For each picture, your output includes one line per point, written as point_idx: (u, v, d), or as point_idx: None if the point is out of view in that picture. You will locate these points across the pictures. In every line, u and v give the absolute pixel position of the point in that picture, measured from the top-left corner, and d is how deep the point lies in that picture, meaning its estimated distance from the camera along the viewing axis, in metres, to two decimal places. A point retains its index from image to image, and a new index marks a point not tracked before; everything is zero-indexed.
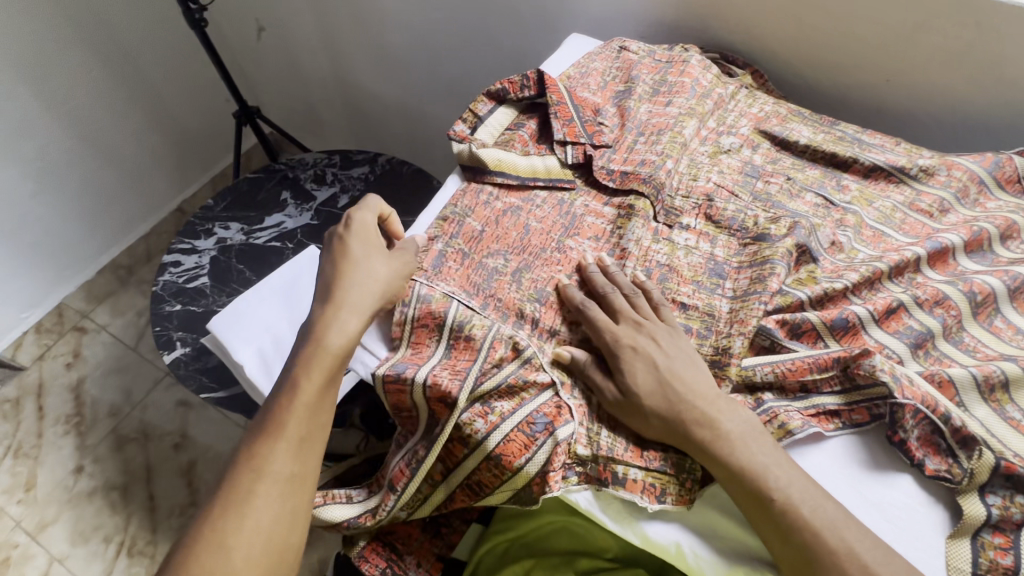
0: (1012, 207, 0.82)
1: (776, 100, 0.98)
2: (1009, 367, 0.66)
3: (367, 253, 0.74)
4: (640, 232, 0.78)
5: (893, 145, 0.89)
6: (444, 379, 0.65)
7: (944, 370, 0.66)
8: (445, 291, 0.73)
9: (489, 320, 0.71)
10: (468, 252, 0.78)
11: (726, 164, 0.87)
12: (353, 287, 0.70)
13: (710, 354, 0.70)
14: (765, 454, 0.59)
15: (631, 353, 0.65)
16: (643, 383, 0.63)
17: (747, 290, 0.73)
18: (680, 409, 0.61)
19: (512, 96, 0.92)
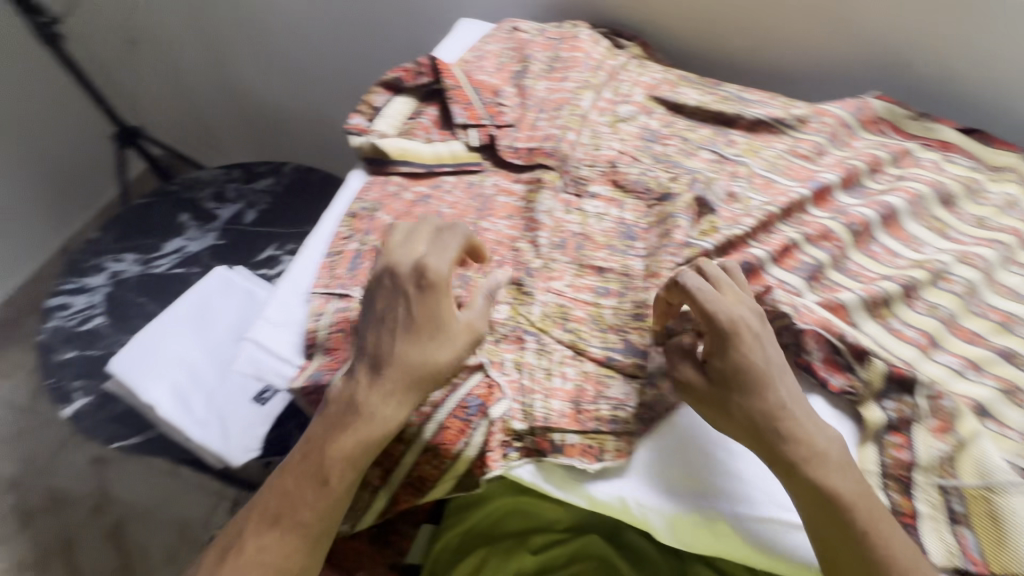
0: (877, 144, 0.91)
1: (664, 68, 1.02)
2: (888, 287, 0.73)
3: (438, 311, 0.60)
4: (551, 204, 0.80)
5: (771, 99, 0.96)
6: None
7: (836, 296, 0.72)
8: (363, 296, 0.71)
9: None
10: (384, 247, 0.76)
11: (626, 131, 0.90)
12: (412, 352, 0.59)
13: (632, 309, 0.72)
14: (846, 484, 0.57)
15: (741, 367, 0.60)
16: (749, 391, 0.59)
17: (658, 245, 0.76)
18: (784, 434, 0.58)
19: (409, 85, 0.90)
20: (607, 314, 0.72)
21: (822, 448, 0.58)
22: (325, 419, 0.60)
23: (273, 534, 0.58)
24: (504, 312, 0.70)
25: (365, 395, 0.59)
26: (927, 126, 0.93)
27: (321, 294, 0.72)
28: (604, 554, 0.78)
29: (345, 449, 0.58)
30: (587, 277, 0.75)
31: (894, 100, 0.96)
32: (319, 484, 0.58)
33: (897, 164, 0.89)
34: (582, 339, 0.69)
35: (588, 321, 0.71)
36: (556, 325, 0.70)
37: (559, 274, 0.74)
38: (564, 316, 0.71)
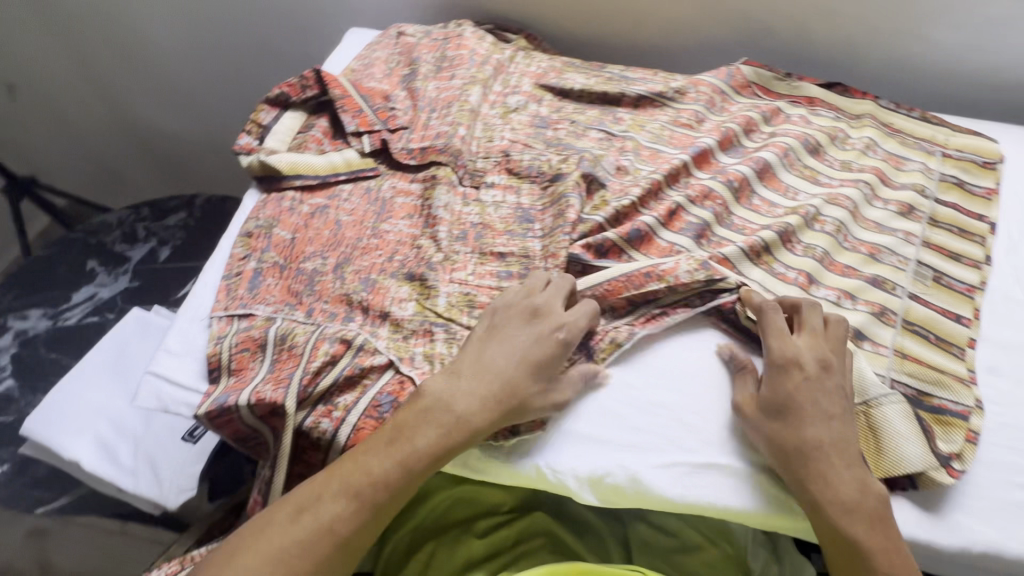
0: (751, 107, 0.98)
1: (551, 56, 1.06)
2: (766, 235, 0.79)
3: (557, 363, 0.66)
4: (449, 199, 0.83)
5: (652, 75, 1.02)
6: (268, 392, 0.64)
7: (720, 251, 0.77)
8: (266, 313, 0.72)
9: (313, 324, 0.71)
10: (284, 263, 0.77)
11: (517, 121, 0.94)
12: (515, 397, 0.63)
13: None
14: (869, 534, 0.57)
15: (802, 403, 0.61)
16: (808, 423, 0.61)
17: (553, 226, 0.79)
18: (824, 473, 0.59)
19: (296, 99, 0.90)
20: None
21: (857, 499, 0.58)
22: (416, 420, 0.61)
23: (344, 504, 0.58)
24: (411, 309, 0.73)
25: (463, 422, 0.61)
26: (793, 84, 1.01)
27: (223, 317, 0.72)
28: (550, 529, 0.78)
29: (430, 448, 0.60)
30: (489, 263, 0.77)
31: (762, 64, 1.03)
32: (403, 471, 0.59)
33: (768, 122, 0.96)
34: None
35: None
36: (463, 312, 0.73)
37: (462, 264, 0.77)
38: (469, 304, 0.73)
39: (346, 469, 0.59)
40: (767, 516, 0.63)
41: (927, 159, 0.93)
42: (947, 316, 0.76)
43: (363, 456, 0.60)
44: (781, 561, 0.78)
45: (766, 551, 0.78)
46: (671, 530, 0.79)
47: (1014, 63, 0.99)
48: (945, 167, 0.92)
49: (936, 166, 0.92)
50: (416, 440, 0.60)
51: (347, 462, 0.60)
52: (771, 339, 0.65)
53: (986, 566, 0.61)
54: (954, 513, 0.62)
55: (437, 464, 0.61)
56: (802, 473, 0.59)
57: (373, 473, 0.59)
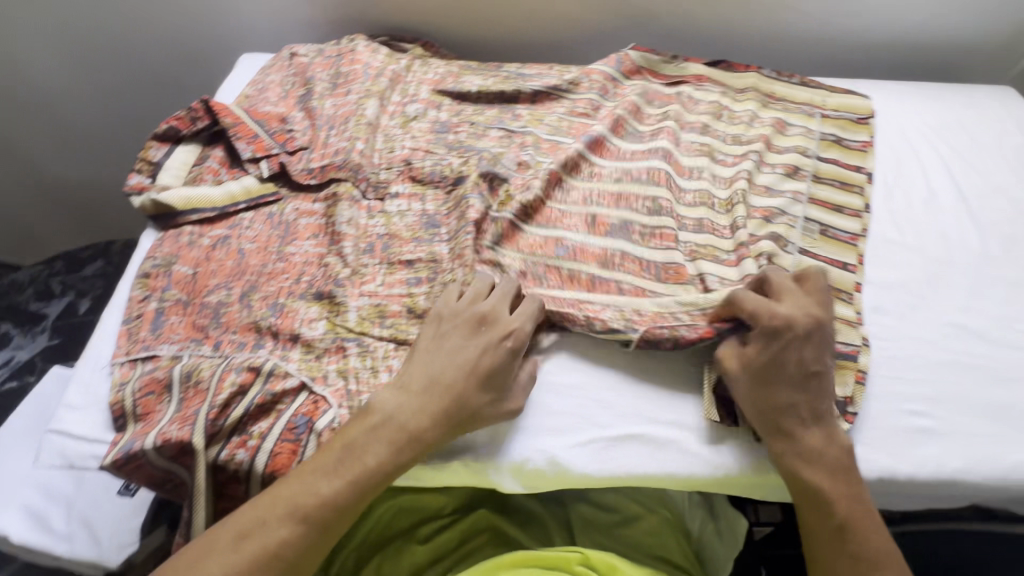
0: (642, 89, 1.01)
1: (447, 61, 1.07)
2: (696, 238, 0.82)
3: (507, 373, 0.66)
4: (354, 213, 0.84)
5: (547, 70, 1.05)
6: (174, 432, 0.64)
7: (661, 262, 0.79)
8: (171, 353, 0.71)
9: (220, 356, 0.70)
10: (188, 298, 0.76)
11: (418, 129, 0.95)
12: (463, 408, 0.63)
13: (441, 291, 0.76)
14: (829, 479, 0.61)
15: (783, 357, 0.63)
16: (782, 383, 0.63)
17: (457, 228, 0.81)
18: (792, 427, 0.63)
19: (186, 132, 0.88)
20: (422, 300, 0.75)
21: (821, 447, 0.62)
22: (365, 438, 0.61)
23: (291, 527, 0.57)
24: (321, 327, 0.73)
25: (415, 438, 0.62)
26: (680, 67, 1.06)
27: (125, 362, 0.71)
28: (495, 525, 0.79)
29: (381, 466, 0.60)
30: (397, 272, 0.78)
31: (649, 49, 1.08)
32: (354, 490, 0.59)
33: (662, 106, 1.00)
34: (403, 330, 0.73)
35: (403, 312, 0.74)
36: (374, 324, 0.73)
37: (370, 277, 0.78)
38: (380, 314, 0.74)
39: (295, 488, 0.59)
40: (679, 478, 0.66)
41: (808, 121, 0.99)
42: (835, 264, 0.81)
43: (312, 476, 0.59)
44: (716, 516, 0.80)
45: (702, 510, 0.82)
46: (611, 505, 0.82)
47: (877, 24, 1.06)
48: (824, 127, 0.98)
49: (817, 127, 0.98)
50: (365, 458, 0.60)
51: (293, 484, 0.59)
52: (748, 303, 0.66)
53: (883, 488, 0.66)
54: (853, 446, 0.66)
55: (385, 482, 0.61)
56: (771, 427, 0.63)
57: (324, 493, 0.58)
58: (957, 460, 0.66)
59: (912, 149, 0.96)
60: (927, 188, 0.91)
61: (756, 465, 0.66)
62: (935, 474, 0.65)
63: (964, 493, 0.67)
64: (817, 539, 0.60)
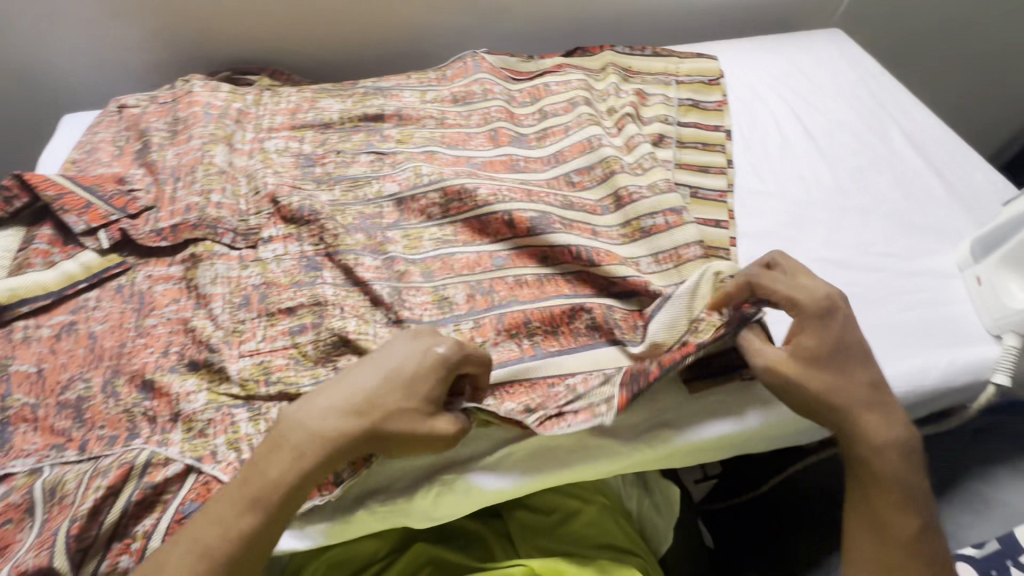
0: (505, 94, 1.00)
1: (300, 87, 1.02)
2: (574, 216, 0.81)
3: (431, 386, 0.58)
4: (220, 268, 0.77)
5: (406, 81, 1.02)
6: (31, 560, 0.55)
7: (551, 241, 0.76)
8: (28, 467, 0.62)
9: (87, 461, 0.61)
10: (38, 401, 0.67)
11: (279, 163, 0.89)
12: (374, 411, 0.56)
13: (331, 336, 0.69)
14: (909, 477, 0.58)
15: (850, 342, 0.61)
16: (859, 374, 0.61)
17: (346, 279, 0.75)
18: (879, 419, 0.60)
19: (5, 215, 0.80)
20: (309, 349, 0.69)
21: (904, 441, 0.59)
22: (267, 450, 0.56)
23: (190, 564, 0.52)
24: (202, 399, 0.66)
25: (317, 442, 0.55)
26: (538, 63, 1.06)
27: None
28: (436, 556, 0.74)
29: (284, 476, 0.54)
30: (280, 322, 0.72)
31: (507, 53, 1.08)
32: (255, 510, 0.53)
33: (534, 103, 0.99)
34: (293, 382, 0.66)
35: (290, 364, 0.68)
36: (260, 383, 0.66)
37: (250, 333, 0.71)
38: (266, 371, 0.68)
39: (198, 524, 0.54)
40: (588, 470, 0.64)
41: (665, 89, 1.01)
42: (708, 224, 0.82)
43: (216, 506, 0.54)
44: (651, 491, 0.82)
45: (636, 488, 0.83)
46: (548, 508, 0.80)
47: None
48: (681, 93, 1.00)
49: (674, 94, 1.00)
50: (263, 475, 0.54)
51: (198, 517, 0.54)
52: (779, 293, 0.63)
53: (787, 430, 0.68)
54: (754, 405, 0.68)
55: (286, 500, 0.54)
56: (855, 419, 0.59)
57: (225, 520, 0.53)
58: None
59: (763, 102, 1.01)
60: (780, 136, 0.96)
61: (662, 439, 0.65)
62: None
63: None
64: (892, 543, 0.57)
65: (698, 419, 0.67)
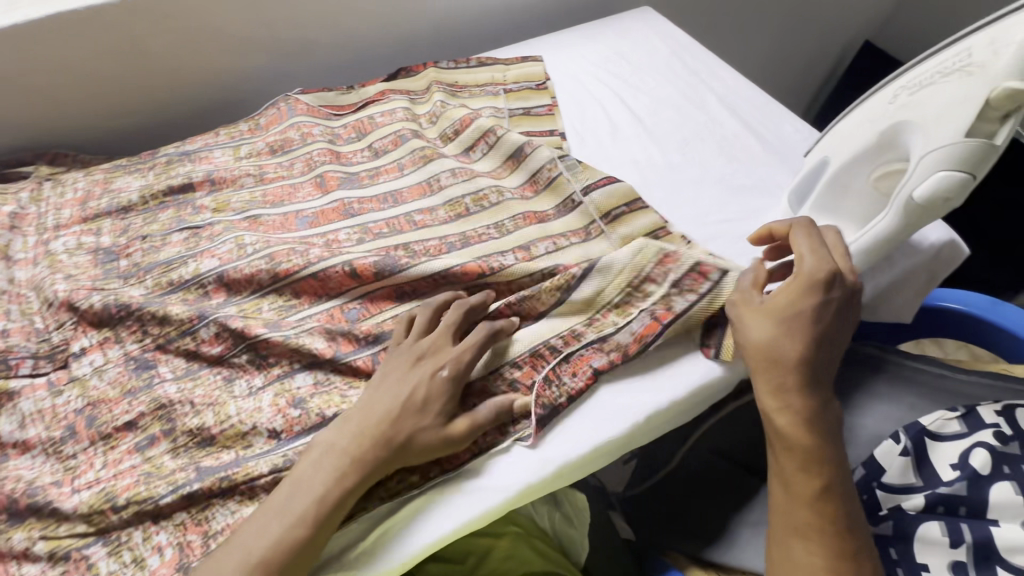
0: (328, 133, 0.94)
1: (88, 170, 0.89)
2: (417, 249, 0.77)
3: (446, 403, 0.61)
4: (26, 405, 0.66)
5: (215, 138, 0.93)
6: None
7: (411, 271, 0.73)
8: None
9: None
10: None
11: (71, 265, 0.76)
12: (400, 433, 0.59)
13: (190, 439, 0.63)
14: (819, 438, 0.57)
15: (817, 309, 0.61)
16: (780, 341, 0.60)
17: (187, 366, 0.69)
18: (795, 383, 0.58)
19: None
20: (166, 460, 0.62)
21: (813, 407, 0.58)
22: (310, 464, 0.57)
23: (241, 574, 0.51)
24: (43, 551, 0.57)
25: (357, 462, 0.57)
26: (359, 92, 1.00)
27: None
28: None
29: (329, 493, 0.55)
30: (122, 442, 0.63)
31: (323, 88, 1.01)
32: (303, 526, 0.53)
33: (361, 138, 0.94)
34: (146, 498, 0.58)
35: (141, 480, 0.59)
36: (109, 510, 0.58)
37: (86, 466, 0.62)
38: (111, 497, 0.58)
39: (246, 533, 0.53)
40: (471, 521, 0.61)
41: (493, 101, 0.99)
42: (545, 218, 0.83)
43: (265, 517, 0.54)
44: (559, 504, 0.84)
45: (545, 506, 0.84)
46: (460, 554, 0.77)
47: None
48: (510, 103, 0.98)
49: (503, 105, 0.98)
50: (312, 491, 0.55)
51: (244, 529, 0.53)
52: (803, 265, 0.63)
53: (659, 420, 0.69)
54: (626, 408, 0.68)
55: (331, 517, 0.55)
56: (764, 385, 0.60)
57: (276, 531, 0.53)
58: (700, 365, 0.72)
59: (589, 93, 1.02)
60: (609, 123, 0.97)
61: (541, 467, 0.63)
62: (690, 388, 0.70)
63: (721, 385, 0.72)
64: (796, 500, 0.56)
65: (574, 433, 0.66)
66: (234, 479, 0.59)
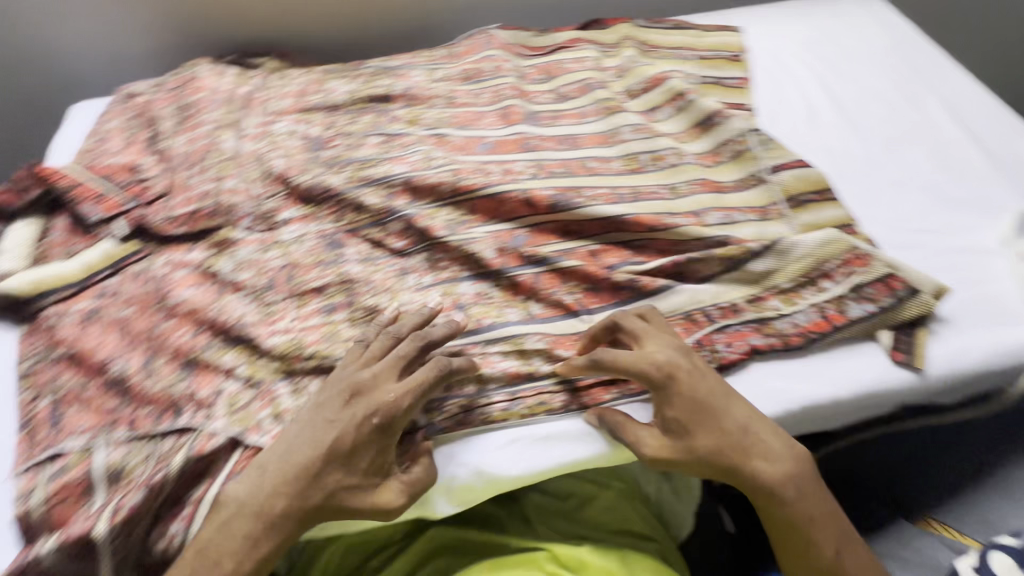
0: (517, 70, 0.97)
1: (307, 70, 0.99)
2: (592, 193, 0.79)
3: (374, 456, 0.58)
4: (243, 253, 0.76)
5: (415, 59, 1.00)
6: (78, 525, 0.56)
7: (586, 210, 0.75)
8: (81, 445, 0.62)
9: (138, 438, 0.62)
10: (84, 382, 0.67)
11: (288, 145, 0.86)
12: (316, 497, 0.56)
13: (365, 315, 0.70)
14: (811, 506, 0.60)
15: (713, 389, 0.62)
16: (717, 437, 0.60)
17: (371, 253, 0.76)
18: (762, 464, 0.60)
19: (17, 205, 0.78)
20: (343, 327, 0.69)
21: (792, 474, 0.60)
22: (219, 531, 0.56)
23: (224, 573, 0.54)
24: (243, 374, 0.66)
25: (271, 525, 0.56)
26: (551, 37, 1.02)
27: (28, 469, 0.61)
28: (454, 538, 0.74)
29: (250, 553, 0.55)
30: (310, 302, 0.72)
31: (517, 27, 1.04)
32: (268, 537, 0.56)
33: (548, 80, 0.96)
34: (326, 355, 0.67)
35: (325, 338, 0.68)
36: (296, 357, 0.67)
37: (282, 313, 0.71)
38: (299, 347, 0.67)
39: (324, 413, 0.59)
40: (541, 471, 0.63)
41: (685, 64, 0.96)
42: (725, 188, 0.80)
43: (226, 537, 0.55)
44: (670, 477, 0.81)
45: (654, 475, 0.81)
46: (564, 492, 0.79)
47: None
48: (702, 69, 0.95)
49: (695, 70, 0.95)
50: (230, 558, 0.55)
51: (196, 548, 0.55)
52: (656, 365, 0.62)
53: (813, 416, 0.66)
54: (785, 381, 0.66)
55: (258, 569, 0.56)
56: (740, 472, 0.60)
57: (231, 559, 0.55)
58: (873, 372, 0.67)
59: (788, 71, 0.96)
60: (807, 106, 0.91)
61: None
62: (858, 390, 0.66)
63: (884, 402, 0.68)
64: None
65: (519, 456, 0.63)
66: None
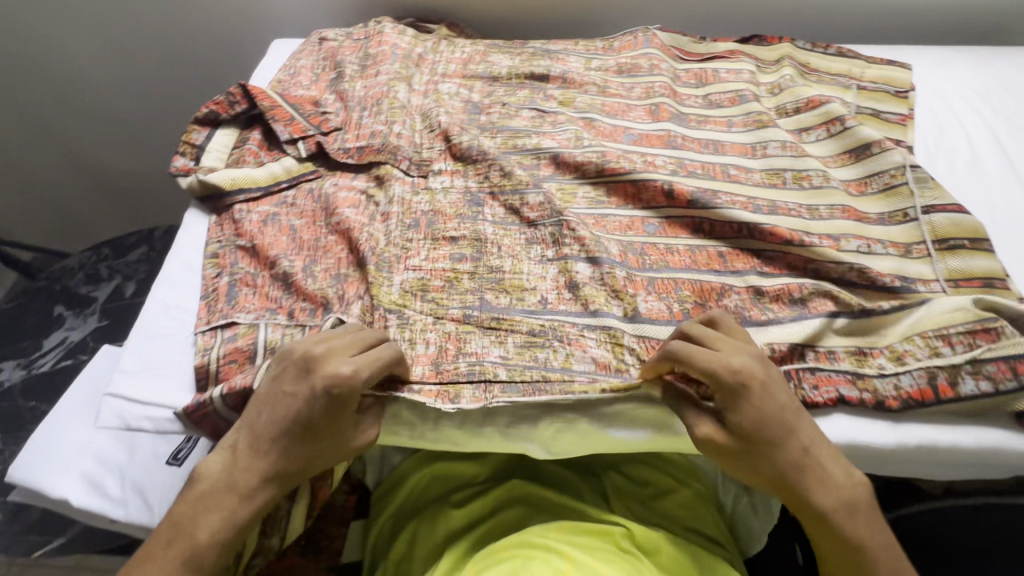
0: (671, 72, 1.00)
1: (473, 41, 1.08)
2: (732, 198, 0.80)
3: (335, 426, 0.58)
4: (398, 191, 0.84)
5: (574, 46, 1.06)
6: (240, 380, 0.66)
7: (724, 211, 0.78)
8: (249, 321, 0.72)
9: (295, 326, 0.72)
10: (257, 272, 0.78)
11: (449, 105, 0.95)
12: (296, 462, 0.59)
13: (497, 268, 0.76)
14: (866, 524, 0.59)
15: (776, 411, 0.59)
16: (777, 450, 0.58)
17: (504, 217, 0.81)
18: (816, 482, 0.59)
19: (225, 115, 0.91)
20: (472, 275, 0.76)
21: (849, 492, 0.59)
22: (199, 504, 0.58)
23: (212, 529, 0.57)
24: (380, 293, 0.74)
25: (245, 497, 0.58)
26: (710, 46, 1.04)
27: (206, 331, 0.72)
28: (530, 495, 0.78)
29: (233, 517, 0.58)
30: (442, 247, 0.78)
31: (677, 32, 1.07)
32: (244, 504, 0.58)
33: (700, 86, 0.98)
34: (441, 306, 0.73)
35: (446, 288, 0.74)
36: (415, 296, 0.73)
37: (416, 251, 0.78)
38: (423, 288, 0.74)
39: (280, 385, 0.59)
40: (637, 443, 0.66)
41: (843, 92, 0.96)
42: (869, 220, 0.79)
43: (205, 508, 0.57)
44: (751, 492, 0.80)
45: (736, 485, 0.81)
46: (643, 479, 0.81)
47: None
48: (860, 100, 0.94)
49: (852, 100, 0.94)
50: (204, 530, 0.57)
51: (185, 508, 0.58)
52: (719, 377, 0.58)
53: (925, 456, 0.65)
54: (900, 417, 0.66)
55: (229, 549, 0.58)
56: (798, 487, 0.59)
57: (200, 535, 0.56)
58: (999, 431, 0.65)
59: (954, 114, 0.92)
60: (971, 153, 0.87)
61: None
62: (979, 447, 0.64)
63: (999, 466, 0.65)
64: None
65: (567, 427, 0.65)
66: (500, 322, 0.71)
